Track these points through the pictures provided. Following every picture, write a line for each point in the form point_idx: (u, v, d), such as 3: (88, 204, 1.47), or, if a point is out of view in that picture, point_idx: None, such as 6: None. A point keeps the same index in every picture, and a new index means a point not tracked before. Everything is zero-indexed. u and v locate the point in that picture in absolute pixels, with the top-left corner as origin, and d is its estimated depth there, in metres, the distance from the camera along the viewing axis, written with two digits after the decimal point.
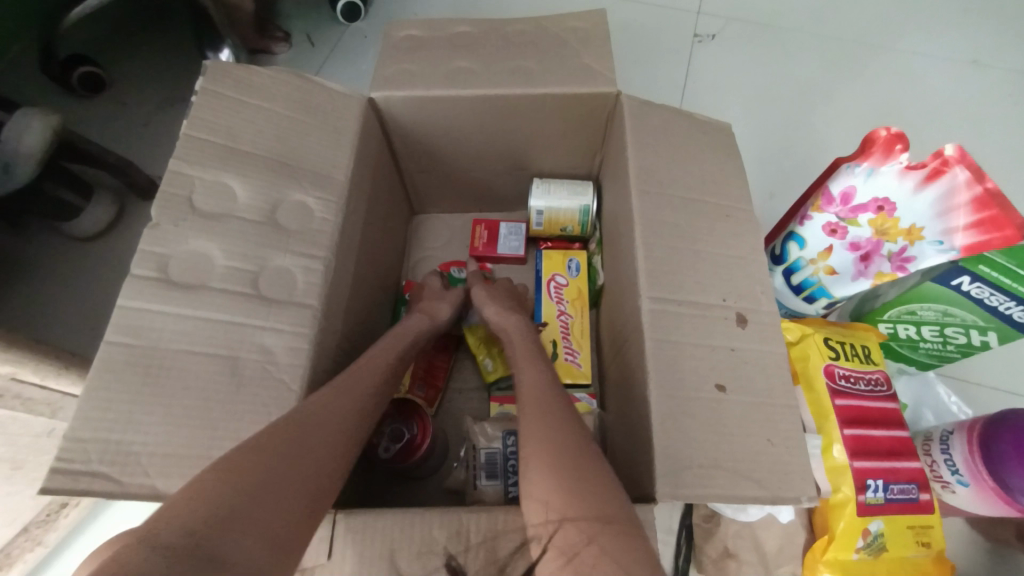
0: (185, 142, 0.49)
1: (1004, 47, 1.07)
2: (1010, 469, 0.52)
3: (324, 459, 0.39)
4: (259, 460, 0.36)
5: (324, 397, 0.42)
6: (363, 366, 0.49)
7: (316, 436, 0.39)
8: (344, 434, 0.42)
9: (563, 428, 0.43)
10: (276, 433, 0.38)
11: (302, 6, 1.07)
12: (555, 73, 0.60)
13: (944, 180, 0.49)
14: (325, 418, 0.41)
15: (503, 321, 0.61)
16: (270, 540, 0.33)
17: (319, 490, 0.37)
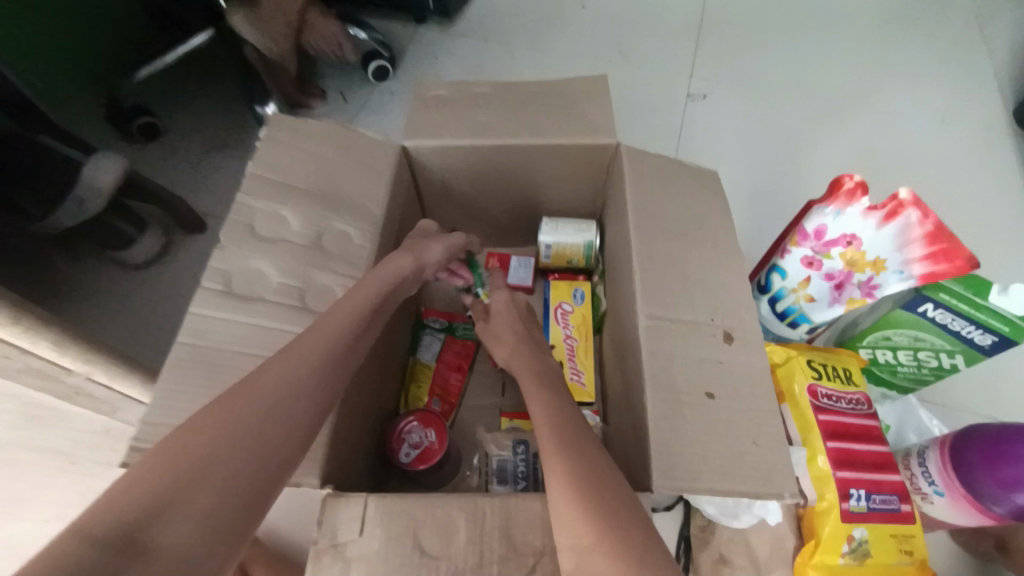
0: (249, 180, 0.58)
1: (970, 107, 1.18)
2: (980, 482, 0.56)
3: (270, 429, 0.39)
4: (199, 441, 0.36)
5: (278, 370, 0.42)
6: (326, 317, 0.47)
7: (258, 409, 0.39)
8: (293, 399, 0.41)
9: (571, 427, 0.48)
10: (219, 409, 0.39)
11: (337, 68, 1.20)
12: (562, 126, 0.69)
13: (900, 218, 0.57)
14: (271, 386, 0.41)
15: (512, 357, 0.61)
16: (203, 519, 0.34)
17: (264, 462, 0.38)
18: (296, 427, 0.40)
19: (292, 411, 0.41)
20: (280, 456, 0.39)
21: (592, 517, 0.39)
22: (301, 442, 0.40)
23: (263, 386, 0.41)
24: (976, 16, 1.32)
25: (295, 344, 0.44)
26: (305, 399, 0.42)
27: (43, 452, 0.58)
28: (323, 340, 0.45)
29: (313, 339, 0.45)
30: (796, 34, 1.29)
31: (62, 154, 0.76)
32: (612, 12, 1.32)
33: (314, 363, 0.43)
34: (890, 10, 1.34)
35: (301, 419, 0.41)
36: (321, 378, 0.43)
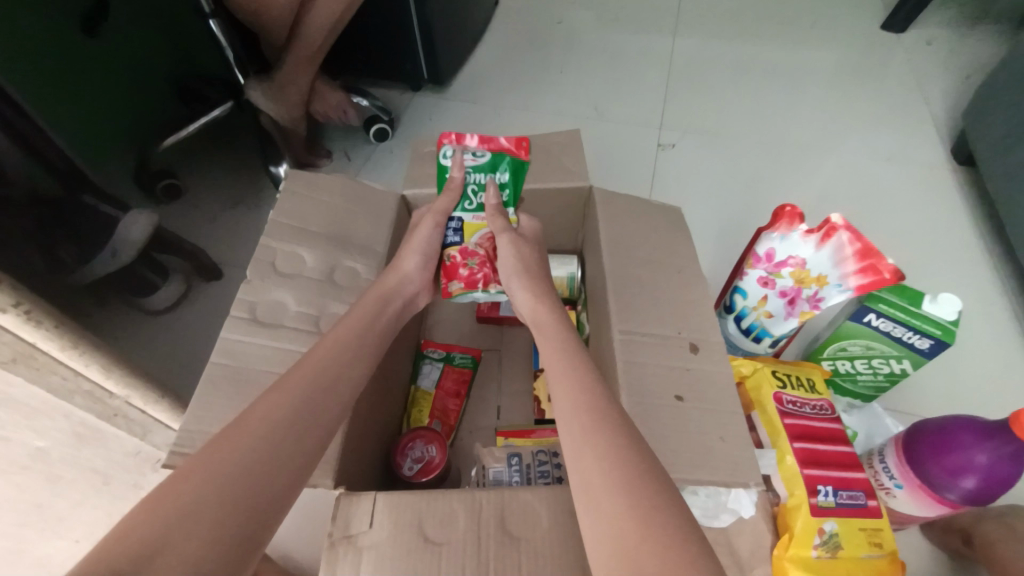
0: (271, 225, 0.67)
1: (913, 148, 1.31)
2: (930, 472, 0.62)
3: (260, 470, 0.40)
4: (188, 486, 0.37)
5: (270, 400, 0.45)
6: (315, 350, 0.52)
7: (251, 437, 0.42)
8: (281, 441, 0.43)
9: (595, 403, 0.51)
10: (210, 455, 0.40)
11: (342, 131, 1.33)
12: (542, 172, 0.79)
13: (834, 239, 0.66)
14: (259, 429, 0.43)
15: (538, 310, 0.67)
16: (191, 566, 0.33)
17: (254, 505, 0.38)
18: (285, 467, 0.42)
19: (280, 452, 0.42)
20: (269, 499, 0.39)
21: (617, 490, 0.43)
22: (293, 483, 0.42)
23: (253, 426, 0.43)
24: (913, 70, 1.48)
25: (283, 385, 0.47)
26: (293, 438, 0.44)
27: (83, 470, 0.66)
28: (309, 379, 0.48)
29: (300, 377, 0.48)
30: (754, 90, 1.44)
31: (103, 213, 0.87)
32: (588, 76, 1.47)
33: (301, 403, 0.46)
34: (837, 67, 1.50)
35: (290, 460, 0.42)
36: (306, 419, 0.45)
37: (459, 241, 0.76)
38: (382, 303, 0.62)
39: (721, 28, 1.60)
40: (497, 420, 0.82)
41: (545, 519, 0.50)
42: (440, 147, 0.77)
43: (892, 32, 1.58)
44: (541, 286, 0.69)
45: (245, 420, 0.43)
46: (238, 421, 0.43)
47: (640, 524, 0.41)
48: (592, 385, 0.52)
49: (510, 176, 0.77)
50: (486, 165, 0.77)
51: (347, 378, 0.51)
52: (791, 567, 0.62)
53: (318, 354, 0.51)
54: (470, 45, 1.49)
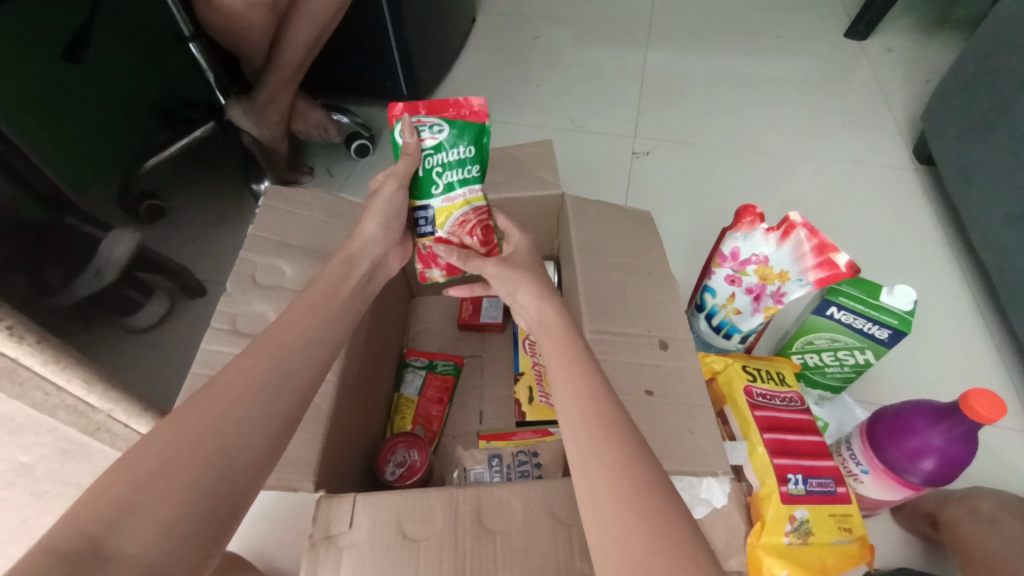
0: (250, 239, 0.69)
1: (877, 151, 1.36)
2: (892, 458, 0.65)
3: (232, 437, 0.41)
4: (159, 453, 0.38)
5: (241, 376, 0.45)
6: (282, 323, 0.51)
7: (216, 413, 0.42)
8: (252, 406, 0.43)
9: (604, 408, 0.49)
10: (178, 422, 0.40)
11: (324, 148, 1.36)
12: (516, 182, 0.82)
13: (793, 236, 0.69)
14: (227, 396, 0.43)
15: (542, 303, 0.60)
16: (166, 522, 0.35)
17: (228, 471, 0.40)
18: (257, 434, 0.43)
19: (252, 418, 0.43)
20: (245, 463, 0.41)
21: (625, 496, 0.42)
22: (269, 446, 0.43)
23: (221, 394, 0.43)
24: (876, 76, 1.54)
25: (252, 354, 0.47)
26: (265, 407, 0.44)
27: (68, 485, 0.68)
28: (277, 345, 0.49)
29: (268, 347, 0.48)
30: (725, 99, 1.49)
31: (85, 233, 0.89)
32: (564, 89, 1.51)
33: (269, 369, 0.47)
34: (804, 74, 1.56)
35: (261, 431, 0.43)
36: (275, 389, 0.46)
37: (432, 232, 0.68)
38: (348, 265, 0.60)
39: (691, 40, 1.65)
40: (479, 425, 0.84)
41: (520, 512, 0.52)
42: (390, 124, 0.62)
43: (855, 40, 1.65)
44: (545, 287, 0.62)
45: (213, 390, 0.44)
46: (207, 388, 0.43)
47: (640, 522, 0.41)
48: (596, 391, 0.50)
49: (474, 148, 0.64)
50: (441, 140, 0.63)
51: (321, 348, 0.52)
52: (764, 554, 0.64)
53: (278, 331, 0.50)
54: (449, 62, 1.53)
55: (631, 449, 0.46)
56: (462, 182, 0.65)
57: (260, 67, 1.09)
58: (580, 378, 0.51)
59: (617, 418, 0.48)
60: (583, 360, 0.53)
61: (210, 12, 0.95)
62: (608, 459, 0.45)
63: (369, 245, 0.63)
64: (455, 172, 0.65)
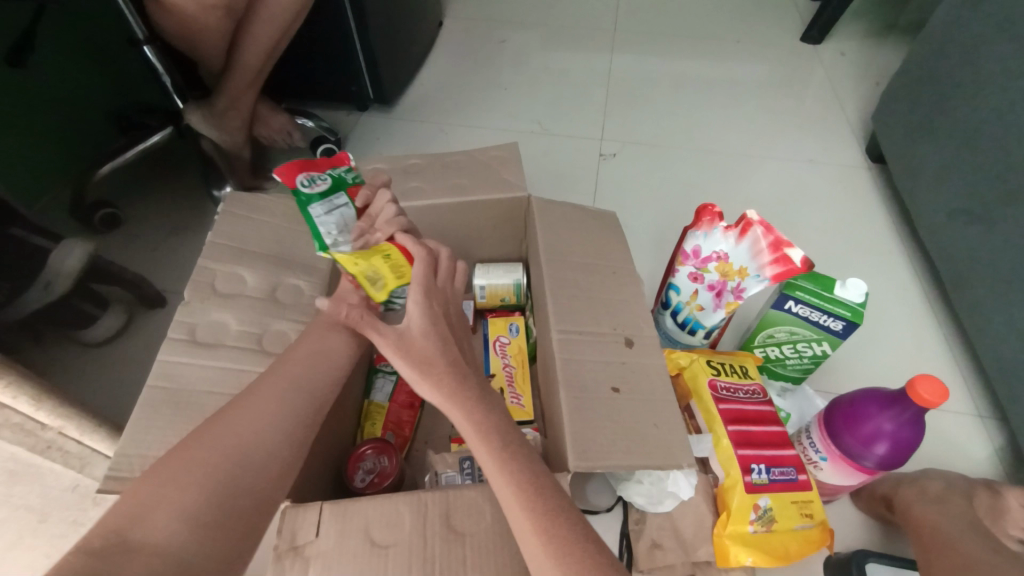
0: (208, 247, 0.67)
1: (832, 150, 1.42)
2: (848, 444, 0.68)
3: (247, 449, 0.48)
4: (182, 461, 0.46)
5: (253, 401, 0.51)
6: (292, 352, 0.57)
7: (233, 430, 0.49)
8: (268, 422, 0.51)
9: (533, 491, 0.48)
10: (201, 436, 0.48)
11: (288, 153, 1.34)
12: (483, 185, 0.82)
13: (750, 234, 0.71)
14: (243, 415, 0.50)
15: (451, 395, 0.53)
16: (187, 509, 0.43)
17: (241, 482, 0.46)
18: (268, 448, 0.49)
19: (265, 435, 0.50)
20: (257, 473, 0.48)
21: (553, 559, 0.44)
22: (281, 459, 0.50)
23: (236, 415, 0.50)
24: (830, 79, 1.61)
25: (264, 382, 0.53)
26: (276, 424, 0.51)
27: (16, 507, 0.66)
28: (294, 370, 0.55)
29: (283, 376, 0.54)
30: (688, 102, 1.53)
31: (34, 246, 0.85)
32: (531, 92, 1.53)
33: (283, 392, 0.53)
34: (763, 77, 1.61)
35: (275, 446, 0.50)
36: (287, 408, 0.52)
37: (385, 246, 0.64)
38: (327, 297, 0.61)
39: (654, 44, 1.69)
40: (451, 429, 0.84)
41: (488, 514, 0.52)
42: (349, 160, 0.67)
43: (810, 45, 1.71)
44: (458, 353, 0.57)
45: (230, 413, 0.50)
46: (230, 406, 0.51)
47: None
48: (523, 469, 0.50)
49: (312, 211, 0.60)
50: (335, 192, 0.61)
51: (320, 373, 0.56)
52: (731, 543, 0.67)
53: (291, 359, 0.56)
54: (415, 66, 1.53)
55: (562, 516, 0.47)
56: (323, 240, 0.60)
57: (219, 70, 1.06)
58: (508, 468, 0.49)
59: (553, 503, 0.48)
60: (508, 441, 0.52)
61: (161, 14, 0.92)
62: (540, 543, 0.45)
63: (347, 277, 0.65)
64: (319, 221, 0.59)
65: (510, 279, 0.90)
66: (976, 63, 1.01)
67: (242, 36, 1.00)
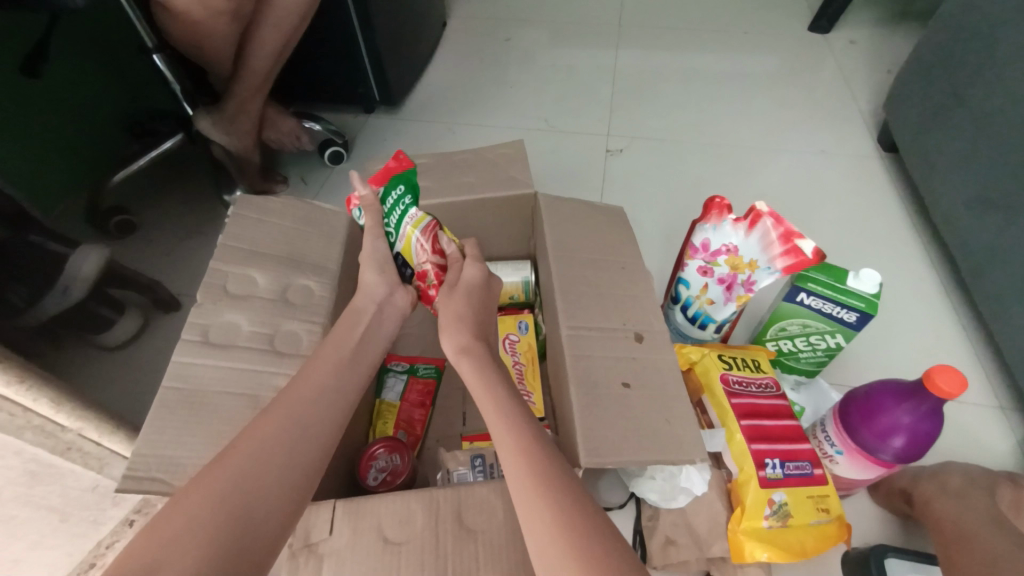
0: (220, 249, 0.68)
1: (843, 141, 1.40)
2: (864, 438, 0.67)
3: (253, 490, 0.47)
4: (182, 515, 0.44)
5: (261, 433, 0.51)
6: (302, 374, 0.57)
7: (238, 469, 0.48)
8: (270, 473, 0.49)
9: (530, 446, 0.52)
10: (203, 482, 0.47)
11: (297, 156, 1.35)
12: (490, 183, 0.82)
13: (760, 226, 0.70)
14: (248, 451, 0.49)
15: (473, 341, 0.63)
16: None
17: (250, 530, 0.45)
18: (275, 484, 0.49)
19: (270, 480, 0.48)
20: (265, 519, 0.47)
21: (548, 520, 0.46)
22: (290, 496, 0.49)
23: (244, 448, 0.49)
24: (840, 68, 1.58)
25: (275, 405, 0.53)
26: (284, 456, 0.50)
27: (38, 508, 0.67)
28: (291, 410, 0.53)
29: (291, 397, 0.54)
30: (696, 95, 1.52)
31: (49, 251, 0.86)
32: (537, 90, 1.52)
33: (285, 425, 0.52)
34: (772, 68, 1.59)
35: (280, 487, 0.49)
36: (293, 442, 0.51)
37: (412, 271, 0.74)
38: (352, 316, 0.66)
39: (661, 38, 1.67)
40: (463, 427, 0.84)
41: (500, 511, 0.52)
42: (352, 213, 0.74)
43: (819, 34, 1.69)
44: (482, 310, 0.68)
45: (238, 445, 0.50)
46: (235, 441, 0.50)
47: (560, 528, 0.45)
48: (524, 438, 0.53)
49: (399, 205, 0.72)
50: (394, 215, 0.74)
51: (337, 386, 0.58)
52: (746, 539, 0.66)
53: (300, 380, 0.56)
54: (421, 67, 1.53)
55: (562, 486, 0.49)
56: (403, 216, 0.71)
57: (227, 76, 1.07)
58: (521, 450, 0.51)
59: (566, 493, 0.48)
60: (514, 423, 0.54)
61: (171, 21, 0.94)
62: (532, 488, 0.48)
63: (370, 292, 0.68)
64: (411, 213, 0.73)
65: (517, 276, 0.90)
66: (992, 48, 0.98)
67: (250, 41, 1.01)
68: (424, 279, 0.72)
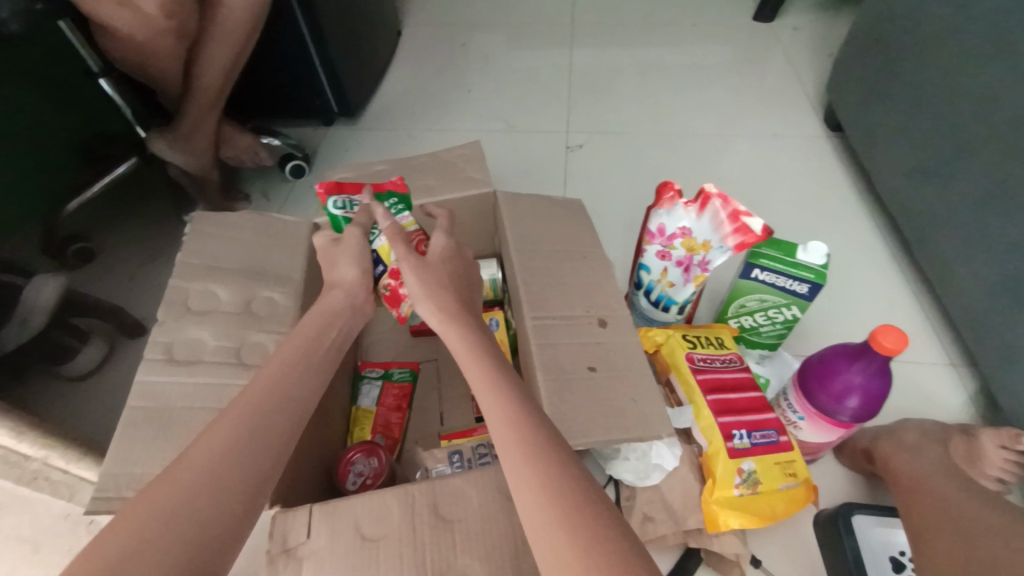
0: (181, 267, 0.68)
1: (792, 123, 1.45)
2: (822, 402, 0.70)
3: (214, 493, 0.45)
4: (132, 527, 0.41)
5: (216, 432, 0.49)
6: (260, 374, 0.55)
7: (198, 470, 0.46)
8: (223, 482, 0.46)
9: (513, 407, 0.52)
10: (159, 488, 0.44)
11: (259, 172, 1.34)
12: (449, 184, 0.83)
13: (710, 207, 0.73)
14: (208, 456, 0.47)
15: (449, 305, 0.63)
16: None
17: (205, 532, 0.43)
18: (237, 483, 0.46)
19: (233, 484, 0.46)
20: (221, 516, 0.44)
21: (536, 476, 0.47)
22: (244, 495, 0.46)
23: (203, 450, 0.47)
24: (786, 55, 1.64)
25: (236, 401, 0.52)
26: (246, 456, 0.48)
27: None
28: (242, 419, 0.50)
29: (248, 398, 0.52)
30: (650, 88, 1.56)
31: None
32: (496, 92, 1.54)
33: (240, 433, 0.49)
34: (721, 58, 1.64)
35: (237, 486, 0.46)
36: (251, 442, 0.49)
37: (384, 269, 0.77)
38: None
39: (613, 35, 1.71)
40: (440, 426, 0.85)
41: (475, 499, 0.53)
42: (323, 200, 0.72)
43: (764, 23, 1.75)
44: (454, 274, 0.68)
45: (192, 447, 0.47)
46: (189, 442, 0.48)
47: (545, 486, 0.46)
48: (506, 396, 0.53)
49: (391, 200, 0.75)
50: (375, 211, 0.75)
51: (304, 386, 0.56)
52: (719, 509, 0.69)
53: (259, 381, 0.55)
54: (378, 76, 1.54)
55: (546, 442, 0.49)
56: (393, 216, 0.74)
57: (178, 95, 1.07)
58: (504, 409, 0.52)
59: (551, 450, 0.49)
60: (496, 378, 0.55)
61: (113, 42, 0.93)
62: (522, 450, 0.49)
63: None
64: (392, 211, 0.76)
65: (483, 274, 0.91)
66: (918, 25, 1.03)
67: (198, 58, 1.01)
68: (398, 278, 0.76)
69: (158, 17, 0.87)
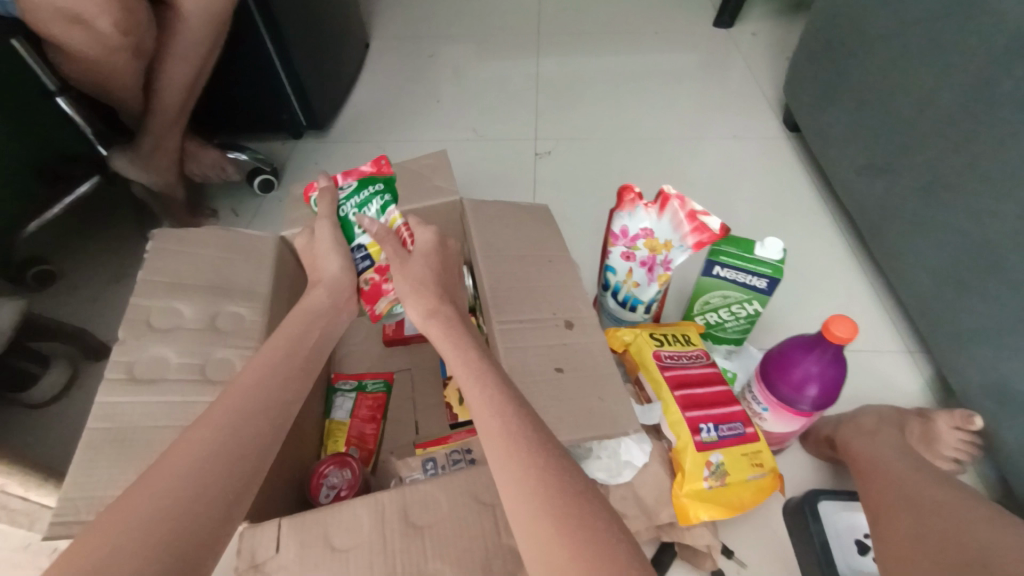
0: (141, 285, 0.67)
1: (752, 125, 1.50)
2: (782, 392, 0.72)
3: (195, 503, 0.45)
4: (101, 547, 0.40)
5: (205, 436, 0.49)
6: (237, 381, 0.55)
7: (178, 475, 0.46)
8: (202, 494, 0.45)
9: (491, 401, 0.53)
10: (144, 490, 0.44)
11: (226, 189, 1.33)
12: (415, 194, 0.84)
13: (669, 207, 0.76)
14: (180, 468, 0.46)
15: (435, 309, 0.65)
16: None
17: (186, 535, 0.43)
18: (219, 489, 0.46)
19: (209, 494, 0.46)
20: (207, 520, 0.44)
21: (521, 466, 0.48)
22: (219, 511, 0.45)
23: (176, 464, 0.47)
24: (745, 60, 1.70)
25: (217, 408, 0.52)
26: (225, 467, 0.48)
27: None
28: (221, 424, 0.50)
29: (224, 407, 0.52)
30: (615, 95, 1.59)
31: None
32: (464, 102, 1.56)
33: (222, 443, 0.49)
34: (683, 64, 1.69)
35: (222, 491, 0.47)
36: (235, 449, 0.49)
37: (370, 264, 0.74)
38: None
39: (578, 44, 1.75)
40: (415, 435, 0.85)
41: (444, 503, 0.54)
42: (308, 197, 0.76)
43: (723, 29, 1.80)
44: (439, 270, 0.69)
45: (166, 458, 0.47)
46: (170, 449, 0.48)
47: (526, 478, 0.47)
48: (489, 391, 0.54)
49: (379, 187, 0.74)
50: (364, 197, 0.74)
51: (274, 394, 0.55)
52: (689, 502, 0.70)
53: (234, 391, 0.54)
54: (346, 89, 1.54)
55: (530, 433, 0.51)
56: (380, 210, 0.73)
57: (138, 112, 1.05)
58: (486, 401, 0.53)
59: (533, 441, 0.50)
60: (481, 372, 0.56)
61: (69, 61, 0.92)
62: (504, 445, 0.50)
63: None
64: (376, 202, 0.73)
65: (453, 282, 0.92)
66: (863, 28, 1.08)
67: (158, 75, 1.01)
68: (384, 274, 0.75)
69: (115, 34, 0.87)
